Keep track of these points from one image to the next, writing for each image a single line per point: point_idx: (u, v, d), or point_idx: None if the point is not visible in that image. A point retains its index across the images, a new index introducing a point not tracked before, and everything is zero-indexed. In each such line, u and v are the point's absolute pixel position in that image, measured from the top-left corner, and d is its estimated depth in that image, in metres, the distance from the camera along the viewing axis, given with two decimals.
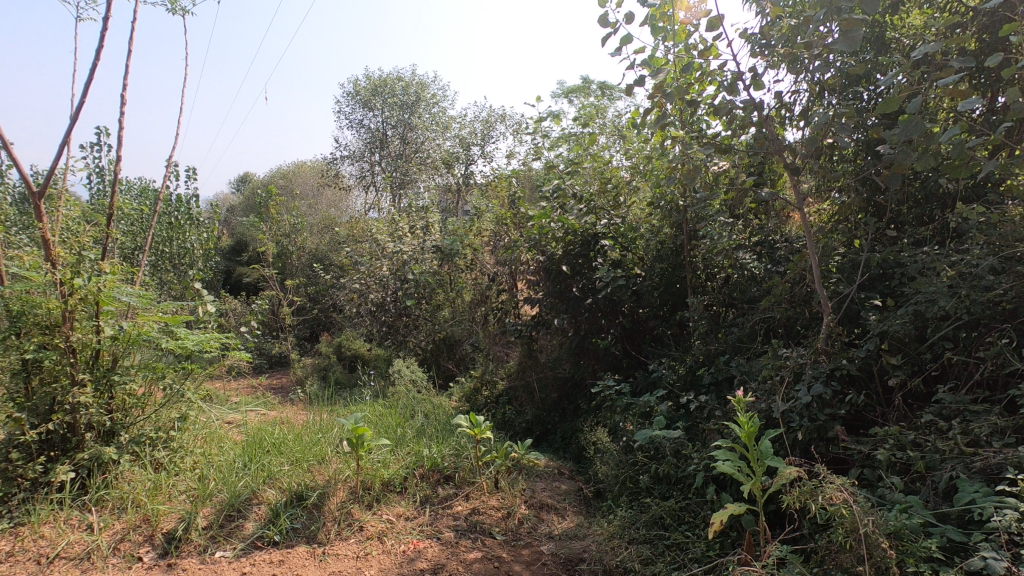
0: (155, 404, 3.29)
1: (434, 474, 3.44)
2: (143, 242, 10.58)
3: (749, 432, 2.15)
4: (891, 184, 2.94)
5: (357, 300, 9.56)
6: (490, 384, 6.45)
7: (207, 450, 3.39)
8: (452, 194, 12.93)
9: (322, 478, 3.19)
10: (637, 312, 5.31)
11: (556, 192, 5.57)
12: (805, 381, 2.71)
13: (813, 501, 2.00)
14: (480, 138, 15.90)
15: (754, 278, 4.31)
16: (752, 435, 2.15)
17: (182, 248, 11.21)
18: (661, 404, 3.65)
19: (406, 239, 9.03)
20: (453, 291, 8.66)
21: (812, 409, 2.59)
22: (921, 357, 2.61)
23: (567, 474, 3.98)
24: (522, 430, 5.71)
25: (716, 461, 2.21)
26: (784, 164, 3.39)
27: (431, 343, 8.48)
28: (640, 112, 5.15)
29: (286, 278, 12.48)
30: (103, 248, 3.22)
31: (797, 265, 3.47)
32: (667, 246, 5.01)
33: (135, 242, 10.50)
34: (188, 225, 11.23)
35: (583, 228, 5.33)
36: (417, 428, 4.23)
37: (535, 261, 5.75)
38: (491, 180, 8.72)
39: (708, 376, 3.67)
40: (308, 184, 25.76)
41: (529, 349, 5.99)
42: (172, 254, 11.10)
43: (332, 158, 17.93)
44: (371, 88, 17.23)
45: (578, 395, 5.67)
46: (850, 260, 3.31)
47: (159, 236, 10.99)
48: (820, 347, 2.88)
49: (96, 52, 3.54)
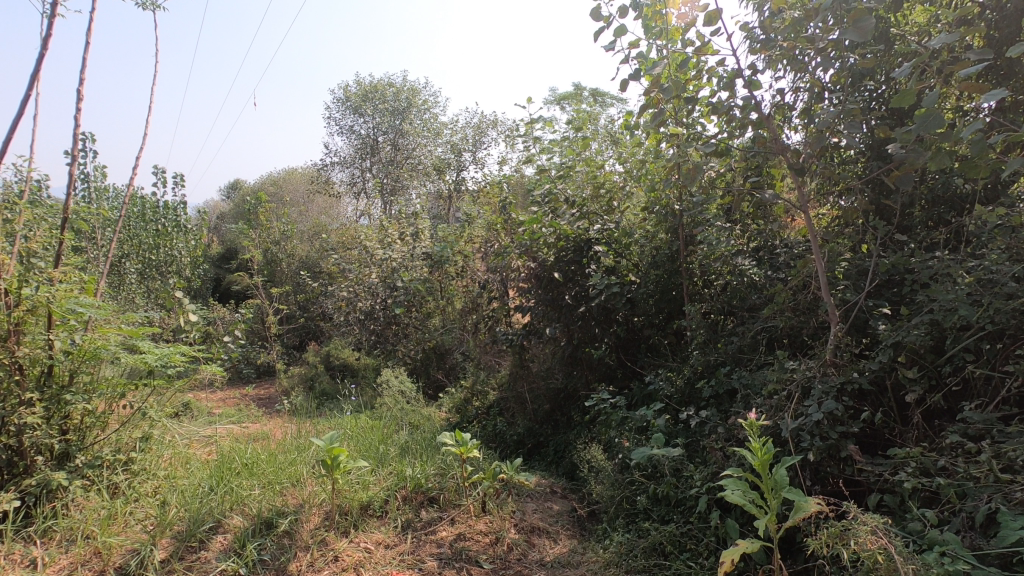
0: (116, 424, 3.09)
1: (417, 496, 3.21)
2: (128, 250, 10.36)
3: (763, 460, 1.94)
4: (901, 186, 2.78)
5: (345, 309, 9.33)
6: (480, 395, 6.25)
7: (172, 472, 3.15)
8: (443, 202, 12.74)
9: (294, 502, 2.97)
10: (632, 320, 5.13)
11: (548, 196, 5.38)
12: (815, 396, 2.52)
13: (843, 546, 1.81)
14: (471, 145, 15.74)
15: (754, 285, 4.13)
16: (766, 464, 1.94)
17: (169, 256, 10.97)
18: (658, 418, 3.45)
19: (395, 246, 8.85)
20: (443, 298, 8.47)
21: (824, 427, 2.40)
22: (939, 370, 2.43)
23: (560, 492, 3.77)
24: (513, 443, 5.49)
25: (726, 491, 1.99)
26: (787, 165, 3.23)
27: (421, 352, 8.28)
28: (634, 115, 5.01)
29: (274, 286, 12.24)
30: (56, 255, 3.01)
31: (801, 272, 3.29)
32: (662, 252, 4.85)
33: (122, 249, 10.40)
34: (175, 232, 11.03)
35: (576, 233, 5.16)
36: (401, 444, 4.00)
37: (526, 268, 5.55)
38: (483, 186, 8.56)
39: (708, 389, 3.47)
40: (298, 191, 25.59)
41: (520, 358, 5.79)
42: (157, 262, 10.83)
43: (322, 164, 17.70)
44: (362, 94, 17.02)
45: (571, 406, 5.45)
46: (856, 267, 3.14)
47: (145, 244, 10.77)
48: (830, 359, 2.69)
49: (44, 41, 3.16)
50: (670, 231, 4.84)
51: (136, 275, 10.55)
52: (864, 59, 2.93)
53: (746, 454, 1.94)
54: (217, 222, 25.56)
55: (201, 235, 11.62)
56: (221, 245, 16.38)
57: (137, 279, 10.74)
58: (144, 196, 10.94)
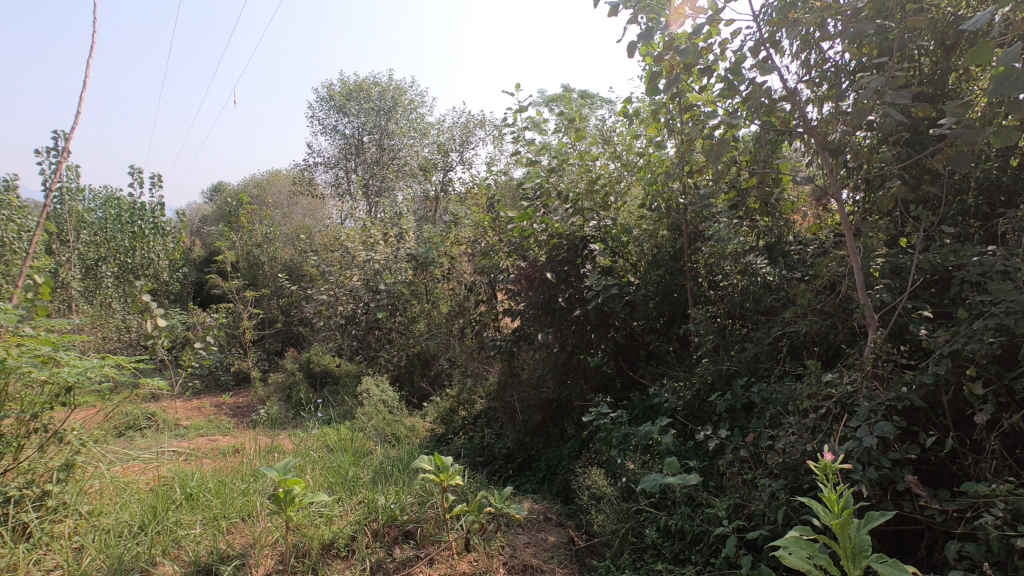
0: (31, 450, 2.61)
1: (390, 530, 2.76)
2: (108, 253, 10.14)
3: (840, 519, 1.59)
4: (953, 168, 2.41)
5: (325, 313, 8.86)
6: (466, 404, 5.85)
7: (98, 506, 2.67)
8: (430, 203, 12.27)
9: (243, 542, 2.52)
10: (630, 324, 4.72)
11: (539, 189, 4.95)
12: (863, 416, 2.12)
13: None
14: (459, 145, 15.24)
15: (768, 287, 3.76)
16: (843, 521, 1.60)
17: (146, 259, 10.50)
18: (666, 436, 3.04)
19: (378, 248, 8.41)
20: (429, 302, 8.05)
21: (876, 454, 2.00)
22: (1009, 384, 2.05)
23: (554, 519, 3.35)
24: (502, 458, 5.06)
25: (785, 553, 1.63)
26: (815, 147, 2.83)
27: (405, 359, 7.82)
28: (633, 102, 4.64)
29: (253, 289, 11.71)
30: None
31: (828, 269, 2.91)
32: (664, 251, 4.48)
33: (99, 252, 10.14)
34: (153, 234, 10.58)
35: (569, 231, 4.76)
36: (376, 467, 3.54)
37: (515, 269, 5.13)
38: (470, 185, 8.12)
39: (722, 403, 3.08)
40: (282, 193, 24.99)
41: (509, 365, 5.37)
42: (132, 264, 10.35)
43: (305, 165, 17.17)
44: (346, 93, 16.54)
45: (564, 418, 5.04)
46: (894, 264, 2.76)
47: (121, 246, 10.31)
48: (872, 371, 2.30)
49: None
50: (672, 228, 4.46)
51: (113, 280, 10.14)
52: (907, 21, 2.55)
53: (818, 505, 1.62)
54: (199, 224, 24.86)
55: (178, 237, 11.14)
56: (200, 246, 15.82)
57: (111, 283, 10.26)
58: (120, 197, 10.51)
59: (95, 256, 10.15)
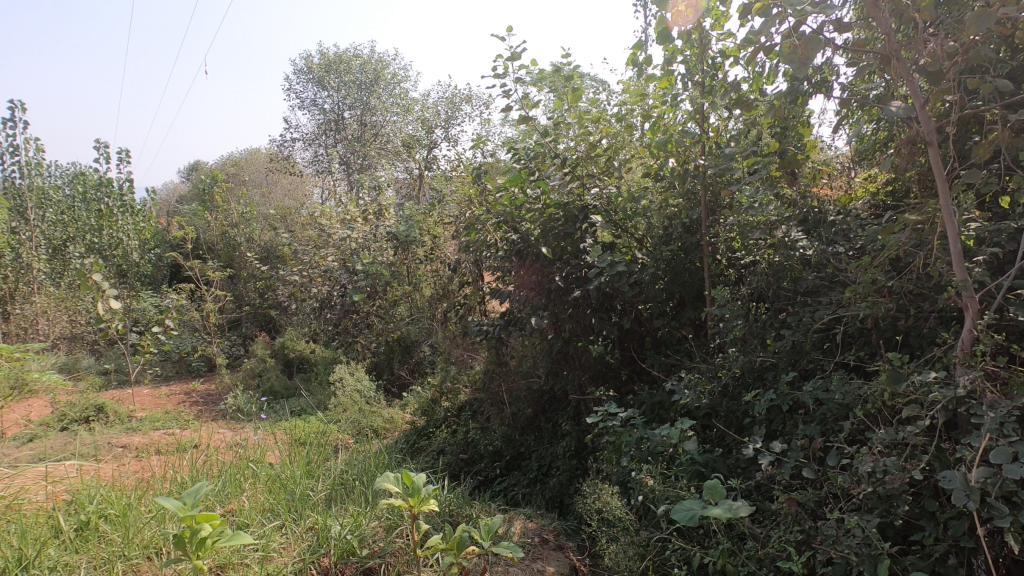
0: None
1: (346, 570, 2.15)
2: (74, 233, 9.42)
3: None
4: None
5: (299, 296, 8.18)
6: (450, 394, 5.26)
7: None
8: (414, 182, 11.53)
9: None
10: (636, 308, 4.12)
11: (532, 150, 4.23)
12: (986, 433, 1.55)
13: None
14: (444, 120, 14.29)
15: (807, 264, 3.17)
16: None
17: (113, 238, 8.78)
18: (693, 446, 2.47)
19: (355, 225, 7.68)
20: (410, 285, 7.40)
21: (1012, 490, 1.44)
22: None
23: (553, 540, 2.78)
24: (488, 456, 4.49)
25: None
26: (908, 72, 2.14)
27: (384, 345, 7.18)
28: (643, 48, 4.01)
29: (223, 271, 10.92)
30: None
31: (897, 238, 2.33)
32: (678, 222, 3.86)
33: (64, 232, 9.40)
34: (121, 212, 8.80)
35: (569, 199, 4.10)
36: (338, 477, 2.92)
37: (504, 243, 4.47)
38: (456, 159, 7.42)
39: (762, 403, 2.51)
40: (260, 173, 23.95)
41: (497, 352, 4.76)
42: (96, 245, 8.74)
43: (282, 141, 16.27)
44: (325, 65, 15.63)
45: (558, 412, 4.47)
46: (990, 231, 2.17)
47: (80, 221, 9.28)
48: (985, 369, 1.73)
49: None
50: (687, 196, 3.85)
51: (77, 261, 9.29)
52: None
53: None
54: (175, 203, 23.71)
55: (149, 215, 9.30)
56: (171, 224, 14.93)
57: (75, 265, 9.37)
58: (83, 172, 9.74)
59: (61, 237, 9.44)
